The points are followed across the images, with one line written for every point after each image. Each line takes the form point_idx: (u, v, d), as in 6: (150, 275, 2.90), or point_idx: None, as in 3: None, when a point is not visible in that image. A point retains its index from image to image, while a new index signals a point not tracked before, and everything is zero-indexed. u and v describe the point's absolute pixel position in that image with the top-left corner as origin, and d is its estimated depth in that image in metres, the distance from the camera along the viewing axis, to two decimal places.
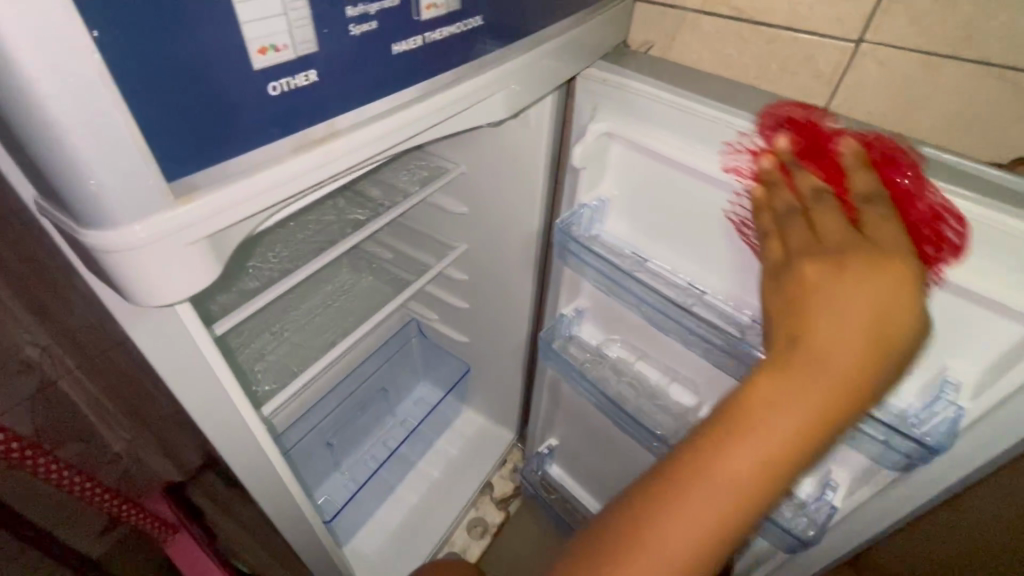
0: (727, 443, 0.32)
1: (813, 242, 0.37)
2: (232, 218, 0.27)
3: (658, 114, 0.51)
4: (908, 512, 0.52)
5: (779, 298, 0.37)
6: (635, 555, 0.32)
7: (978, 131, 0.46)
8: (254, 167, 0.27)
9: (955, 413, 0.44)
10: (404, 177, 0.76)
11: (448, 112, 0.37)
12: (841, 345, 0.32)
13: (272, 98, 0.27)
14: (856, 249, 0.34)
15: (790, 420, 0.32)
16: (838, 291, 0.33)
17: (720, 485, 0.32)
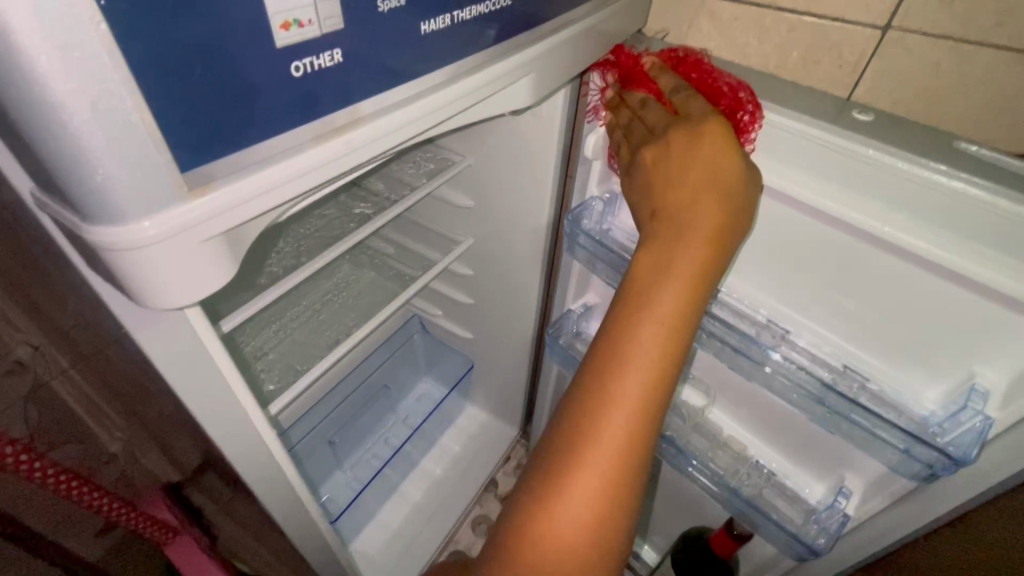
0: (631, 313, 0.39)
1: (649, 135, 0.46)
2: (251, 214, 0.24)
3: None
4: (925, 524, 0.50)
5: (643, 189, 0.45)
6: (606, 413, 0.37)
7: (1009, 122, 0.44)
8: (273, 159, 0.24)
9: (982, 424, 0.42)
10: (409, 171, 0.75)
11: (474, 97, 0.34)
12: (703, 205, 0.40)
13: (295, 80, 0.23)
14: (676, 126, 0.43)
15: (675, 273, 0.39)
16: (679, 156, 0.42)
17: (648, 334, 0.38)
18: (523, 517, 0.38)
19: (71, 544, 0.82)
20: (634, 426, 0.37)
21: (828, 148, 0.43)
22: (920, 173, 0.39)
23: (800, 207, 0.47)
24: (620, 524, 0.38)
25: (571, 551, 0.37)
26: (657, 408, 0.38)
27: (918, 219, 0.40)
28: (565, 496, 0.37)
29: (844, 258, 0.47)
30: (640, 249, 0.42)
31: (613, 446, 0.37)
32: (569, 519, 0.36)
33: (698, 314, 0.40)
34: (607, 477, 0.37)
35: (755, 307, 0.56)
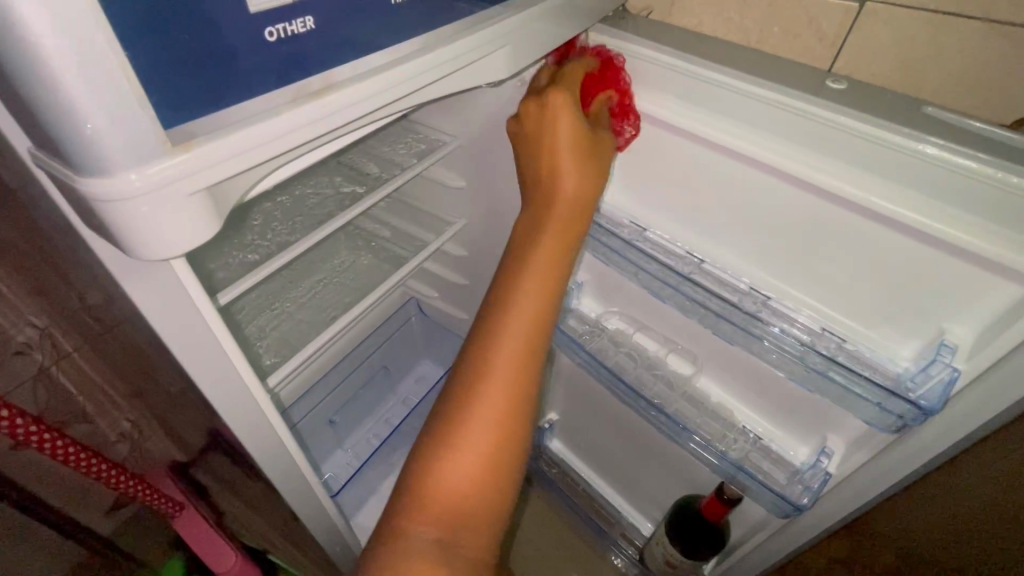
0: (504, 304, 0.50)
1: (538, 130, 0.52)
2: (234, 170, 0.26)
3: (659, 75, 0.50)
4: (905, 476, 0.52)
5: (534, 165, 0.54)
6: (502, 347, 0.49)
7: (982, 91, 0.46)
8: (250, 122, 0.25)
9: (951, 375, 0.44)
10: (400, 151, 0.76)
11: (454, 66, 0.35)
12: (559, 210, 0.53)
13: (271, 45, 0.26)
14: (551, 126, 0.51)
15: (533, 269, 0.51)
16: (557, 145, 0.51)
17: (531, 285, 0.51)
18: (426, 471, 0.46)
19: (82, 515, 0.88)
20: (525, 352, 0.49)
21: (804, 116, 0.43)
22: (916, 147, 0.39)
23: (779, 176, 0.48)
24: (507, 469, 0.48)
25: (473, 480, 0.46)
26: (539, 339, 0.50)
27: (892, 181, 0.42)
28: (475, 421, 0.47)
29: (819, 223, 0.48)
30: (512, 256, 0.53)
31: (494, 402, 0.48)
32: (466, 463, 0.46)
33: (554, 302, 0.52)
34: (505, 399, 0.48)
35: (737, 276, 0.57)
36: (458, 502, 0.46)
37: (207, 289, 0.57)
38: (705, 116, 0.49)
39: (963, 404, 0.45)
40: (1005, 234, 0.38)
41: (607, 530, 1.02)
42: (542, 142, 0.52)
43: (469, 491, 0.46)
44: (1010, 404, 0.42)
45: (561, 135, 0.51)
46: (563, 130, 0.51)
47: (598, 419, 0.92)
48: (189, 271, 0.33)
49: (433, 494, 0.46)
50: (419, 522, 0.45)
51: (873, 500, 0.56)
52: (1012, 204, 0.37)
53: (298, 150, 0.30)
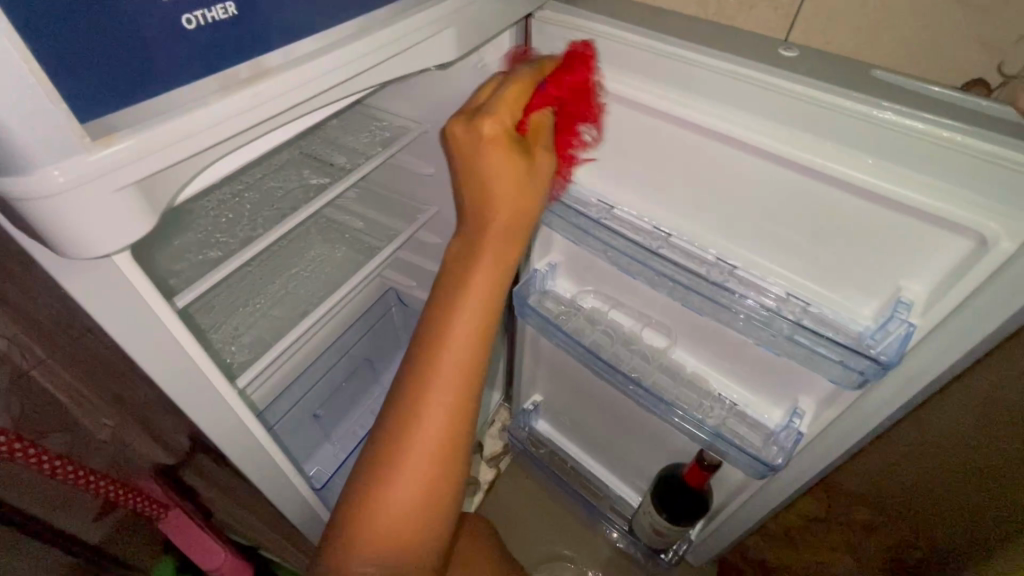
0: (432, 342, 0.45)
1: (463, 147, 0.46)
2: (161, 164, 0.26)
3: (615, 52, 0.50)
4: (870, 426, 0.55)
5: (464, 177, 0.47)
6: (435, 363, 0.44)
7: (932, 55, 0.47)
8: (176, 113, 0.26)
9: (906, 330, 0.45)
10: (365, 139, 0.75)
11: (397, 48, 0.35)
12: (495, 219, 0.47)
13: (188, 32, 0.25)
14: (477, 142, 0.45)
15: (475, 279, 0.46)
16: (485, 159, 0.45)
17: (470, 295, 0.45)
18: (360, 497, 0.43)
19: (67, 524, 0.87)
20: (462, 368, 0.44)
21: (754, 84, 0.43)
22: (864, 109, 0.39)
23: (736, 144, 0.48)
24: (448, 490, 0.45)
25: (408, 507, 0.42)
26: (477, 354, 0.45)
27: (845, 145, 0.42)
28: (406, 448, 0.43)
29: (777, 190, 0.49)
30: (442, 286, 0.47)
31: (425, 448, 0.43)
32: (402, 513, 0.42)
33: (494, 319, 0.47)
34: (439, 420, 0.43)
35: (704, 247, 0.58)
36: (393, 535, 0.42)
37: (167, 291, 0.56)
38: (662, 90, 0.49)
39: (919, 356, 0.47)
40: (947, 186, 0.39)
41: (596, 504, 1.04)
42: (470, 158, 0.46)
43: (407, 518, 0.42)
44: (959, 352, 0.45)
45: (496, 155, 0.45)
46: (499, 150, 0.45)
47: (581, 399, 0.93)
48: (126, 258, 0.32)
49: (369, 545, 0.42)
50: (354, 556, 0.41)
51: (843, 453, 0.59)
52: (955, 160, 0.38)
53: (236, 139, 0.30)
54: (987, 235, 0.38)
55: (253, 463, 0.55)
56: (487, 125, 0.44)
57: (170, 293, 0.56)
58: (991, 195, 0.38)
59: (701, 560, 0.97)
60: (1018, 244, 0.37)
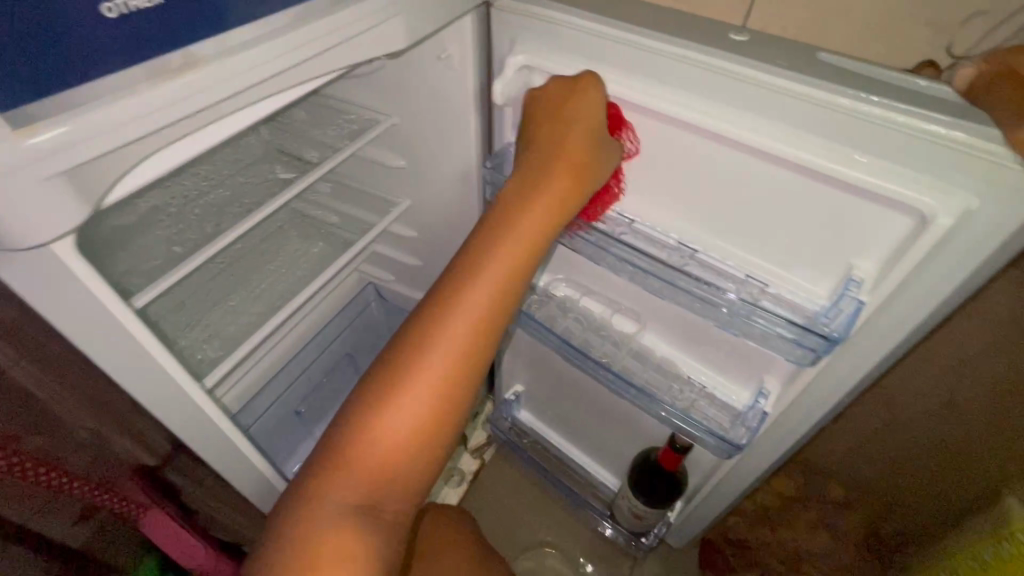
0: (460, 284, 0.46)
1: (555, 97, 0.51)
2: (89, 153, 0.28)
3: (571, 40, 0.51)
4: (827, 401, 0.57)
5: (540, 125, 0.52)
6: (465, 297, 0.45)
7: (883, 37, 0.49)
8: (104, 102, 0.27)
9: (856, 307, 0.47)
10: (332, 133, 0.75)
11: (335, 40, 0.36)
12: (556, 172, 0.50)
13: (110, 21, 0.26)
14: (568, 97, 0.50)
15: (524, 227, 0.48)
16: (567, 112, 0.50)
17: (518, 241, 0.47)
18: (364, 417, 0.43)
19: (53, 529, 0.82)
20: (490, 309, 0.46)
21: (702, 68, 0.44)
22: (803, 91, 0.41)
23: (689, 128, 0.49)
24: (443, 432, 0.45)
25: (407, 436, 0.43)
26: (506, 305, 0.47)
27: (789, 125, 0.43)
28: (418, 376, 0.44)
29: (730, 172, 0.50)
30: (482, 233, 0.48)
31: (431, 386, 0.44)
32: (392, 441, 0.43)
33: (529, 276, 0.49)
34: (456, 356, 0.44)
35: (667, 232, 0.59)
36: (382, 459, 0.43)
37: (125, 290, 0.55)
38: (617, 76, 0.50)
39: (866, 330, 0.49)
40: (884, 165, 0.40)
41: (578, 491, 1.05)
42: (557, 107, 0.51)
43: (403, 448, 0.43)
44: (901, 324, 0.47)
45: (579, 129, 0.50)
46: (583, 126, 0.50)
47: (560, 388, 0.94)
48: (69, 252, 0.33)
49: (356, 460, 0.43)
50: (341, 472, 0.43)
51: (803, 428, 0.61)
52: (889, 139, 0.39)
53: (173, 130, 0.31)
54: (925, 212, 0.39)
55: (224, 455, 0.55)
56: (586, 94, 0.50)
57: (129, 292, 0.56)
58: (924, 170, 0.39)
59: (681, 541, 0.99)
60: (954, 219, 0.39)
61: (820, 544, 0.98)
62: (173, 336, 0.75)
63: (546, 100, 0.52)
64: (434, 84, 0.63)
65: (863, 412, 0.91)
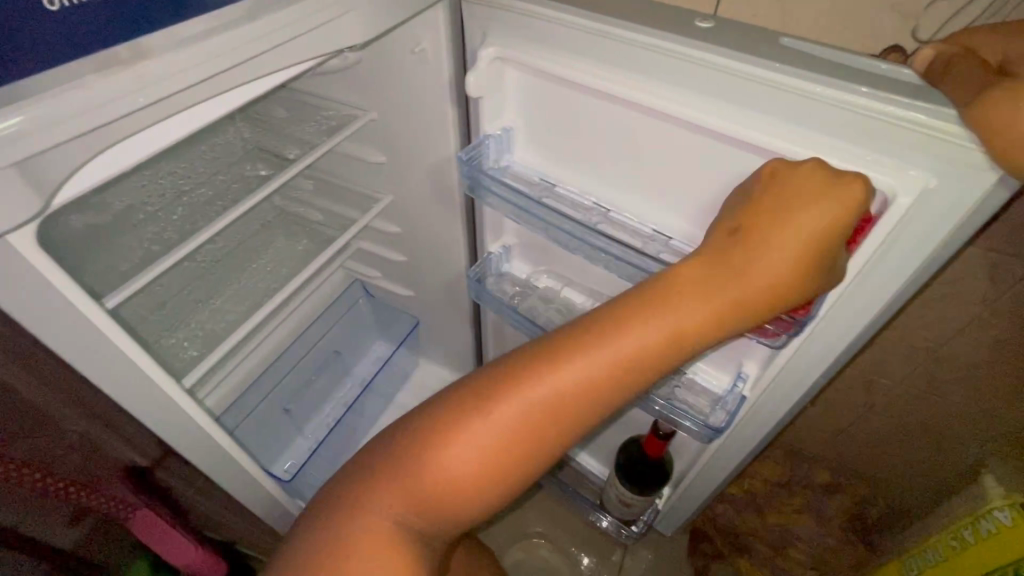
0: (586, 343, 0.40)
1: (802, 184, 0.40)
2: (39, 146, 0.28)
3: (540, 31, 0.51)
4: (802, 382, 0.58)
5: (748, 202, 0.42)
6: (587, 348, 0.40)
7: (850, 22, 0.49)
8: (66, 89, 0.28)
9: (825, 287, 0.48)
10: (310, 129, 0.75)
11: (287, 33, 0.37)
12: (744, 284, 0.41)
13: (54, 13, 0.27)
14: (819, 195, 0.39)
15: (682, 312, 0.40)
16: (797, 214, 0.40)
17: (669, 320, 0.40)
18: (443, 435, 0.40)
19: (46, 532, 0.83)
20: (607, 374, 0.39)
21: (668, 55, 0.45)
22: (765, 75, 0.41)
23: (659, 115, 0.50)
24: (508, 485, 0.40)
25: (471, 476, 0.39)
26: (627, 387, 0.40)
27: (754, 111, 0.43)
28: (508, 417, 0.39)
29: (700, 159, 0.51)
30: (633, 295, 0.41)
31: (517, 434, 0.39)
32: (453, 476, 0.39)
33: (664, 368, 0.41)
34: (550, 409, 0.39)
35: (642, 221, 0.59)
36: (442, 488, 0.39)
37: (97, 291, 0.56)
38: (588, 66, 0.50)
39: (835, 310, 0.49)
40: (843, 146, 0.41)
41: (568, 482, 1.06)
42: (795, 194, 0.40)
43: (464, 487, 0.39)
44: (868, 303, 0.48)
45: (803, 222, 0.40)
46: (811, 219, 0.39)
47: None
48: (32, 246, 0.34)
49: (416, 474, 0.39)
50: (399, 486, 0.40)
51: (781, 409, 0.62)
52: (847, 121, 0.40)
53: (127, 125, 0.32)
54: (887, 191, 0.40)
55: (205, 451, 0.56)
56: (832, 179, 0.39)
57: (101, 292, 0.56)
58: (882, 150, 0.40)
59: (670, 527, 1.00)
60: (913, 197, 0.40)
61: (805, 528, 1.00)
62: (147, 338, 0.74)
63: (787, 181, 0.41)
64: (410, 79, 0.63)
65: (844, 398, 0.92)
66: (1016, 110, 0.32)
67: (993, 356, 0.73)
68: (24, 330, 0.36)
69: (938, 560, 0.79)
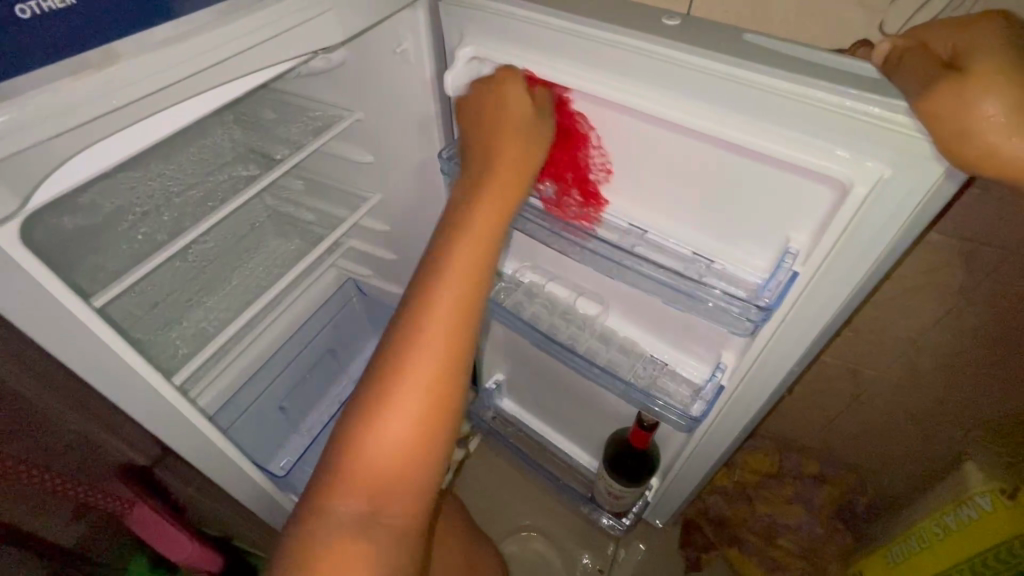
0: (422, 291, 0.46)
1: (496, 107, 0.53)
2: (14, 146, 0.30)
3: (513, 29, 0.52)
4: (779, 371, 0.59)
5: (475, 136, 0.54)
6: (438, 281, 0.46)
7: (820, 17, 0.50)
8: (37, 93, 0.30)
9: (790, 277, 0.49)
10: (297, 130, 0.76)
11: (256, 37, 0.38)
12: (500, 174, 0.51)
13: (25, 22, 0.29)
14: (497, 102, 0.53)
15: (472, 221, 0.49)
16: (501, 120, 0.52)
17: (471, 229, 0.49)
18: (370, 419, 0.43)
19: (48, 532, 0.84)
20: (462, 288, 0.47)
21: (633, 52, 0.46)
22: (726, 71, 0.42)
23: (630, 112, 0.51)
24: (444, 426, 0.45)
25: (407, 432, 0.43)
26: (479, 287, 0.48)
27: (718, 105, 0.44)
28: (408, 366, 0.44)
29: (672, 153, 0.52)
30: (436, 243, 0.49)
31: (423, 376, 0.44)
32: (391, 445, 0.43)
33: (490, 263, 0.50)
34: (440, 339, 0.45)
35: (619, 215, 0.60)
36: (390, 458, 0.43)
37: (85, 291, 0.57)
38: (559, 63, 0.51)
39: (802, 302, 0.51)
40: (804, 137, 0.42)
41: (562, 476, 1.07)
42: (494, 114, 0.53)
43: (408, 446, 0.43)
44: (837, 290, 0.49)
45: (508, 129, 0.52)
46: (508, 125, 0.52)
47: (539, 378, 0.95)
48: (15, 245, 0.35)
49: (364, 461, 0.42)
50: (351, 478, 0.42)
51: (760, 397, 0.63)
52: (805, 113, 0.41)
53: (100, 127, 0.33)
54: (845, 181, 0.42)
55: (197, 448, 0.57)
56: (507, 88, 0.52)
57: (91, 293, 0.58)
58: (842, 141, 0.41)
59: (661, 517, 1.02)
60: (869, 186, 0.41)
61: (795, 519, 1.00)
62: (141, 337, 0.76)
63: (480, 112, 0.54)
64: (392, 78, 0.64)
65: (829, 389, 0.93)
66: (958, 100, 0.33)
67: (971, 344, 0.74)
68: (14, 326, 0.38)
69: (922, 546, 0.80)
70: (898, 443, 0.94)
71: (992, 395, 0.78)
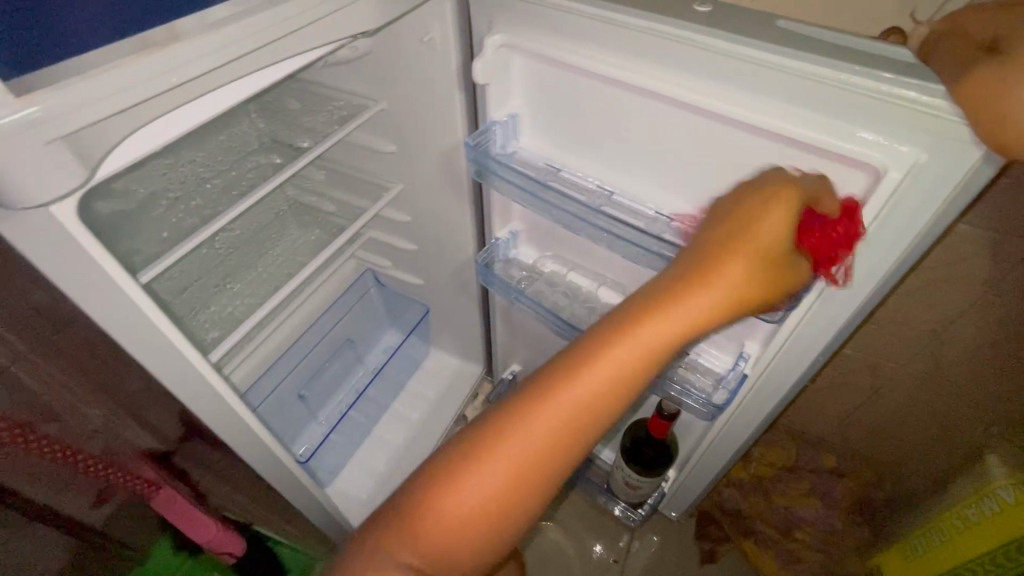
0: (558, 375, 0.41)
1: (757, 214, 0.41)
2: (82, 121, 0.31)
3: (544, 17, 0.52)
4: (804, 361, 0.59)
5: (712, 227, 0.43)
6: (575, 373, 0.40)
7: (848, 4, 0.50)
8: (101, 71, 0.31)
9: None
10: (322, 119, 0.77)
11: (301, 20, 0.39)
12: (706, 291, 0.41)
13: None
14: (760, 206, 0.41)
15: (648, 335, 0.40)
16: (749, 229, 0.41)
17: (643, 345, 0.40)
18: (452, 480, 0.40)
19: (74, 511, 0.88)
20: (596, 395, 0.40)
21: (667, 38, 0.46)
22: (760, 58, 0.42)
23: (661, 99, 0.51)
24: (515, 519, 0.41)
25: (476, 513, 0.40)
26: (613, 408, 0.41)
27: (752, 92, 0.45)
28: (504, 449, 0.40)
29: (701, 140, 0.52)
30: (594, 329, 0.42)
31: (512, 467, 0.40)
32: (456, 516, 0.40)
33: (640, 385, 0.42)
34: (548, 438, 0.40)
35: (644, 203, 0.61)
36: (449, 531, 0.40)
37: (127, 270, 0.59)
38: (590, 51, 0.52)
39: (833, 287, 0.51)
40: (838, 123, 0.42)
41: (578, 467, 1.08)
42: (744, 214, 0.42)
43: (470, 525, 0.40)
44: (869, 278, 0.49)
45: (746, 243, 0.41)
46: (751, 241, 0.41)
47: None
48: (71, 217, 0.36)
49: (426, 518, 0.40)
50: (416, 530, 0.40)
51: (783, 386, 0.63)
52: (840, 98, 0.41)
53: (155, 105, 0.34)
54: (878, 167, 0.42)
55: (227, 431, 0.58)
56: (772, 207, 0.41)
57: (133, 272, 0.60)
58: (879, 126, 0.41)
59: (676, 509, 1.02)
60: (904, 172, 0.41)
61: (811, 512, 1.02)
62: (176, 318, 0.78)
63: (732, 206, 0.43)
64: (419, 66, 0.64)
65: (848, 382, 0.93)
66: (996, 85, 0.33)
67: (993, 336, 0.74)
68: (69, 298, 0.39)
69: (943, 540, 0.80)
70: (919, 437, 0.94)
71: (1018, 388, 0.77)
